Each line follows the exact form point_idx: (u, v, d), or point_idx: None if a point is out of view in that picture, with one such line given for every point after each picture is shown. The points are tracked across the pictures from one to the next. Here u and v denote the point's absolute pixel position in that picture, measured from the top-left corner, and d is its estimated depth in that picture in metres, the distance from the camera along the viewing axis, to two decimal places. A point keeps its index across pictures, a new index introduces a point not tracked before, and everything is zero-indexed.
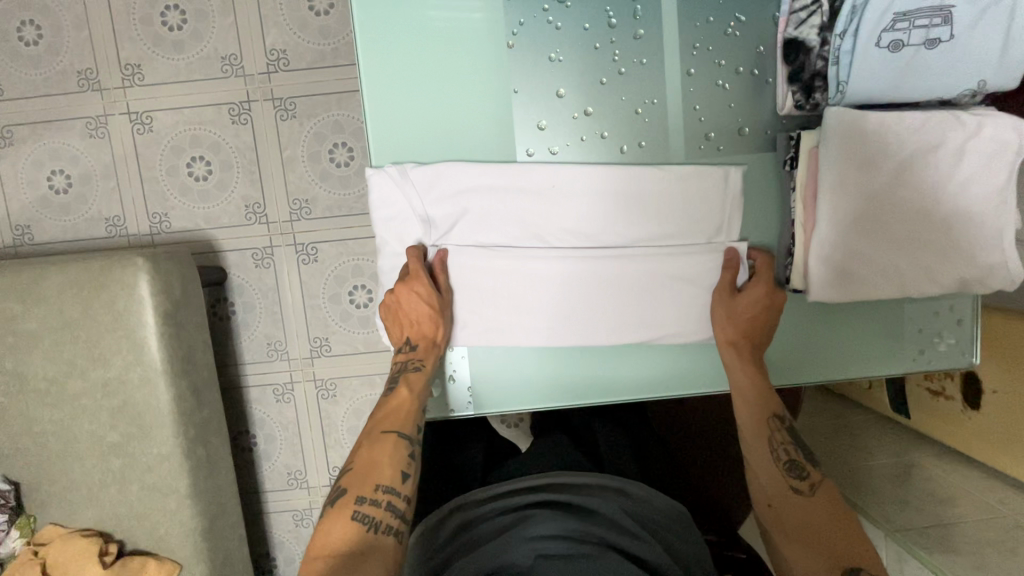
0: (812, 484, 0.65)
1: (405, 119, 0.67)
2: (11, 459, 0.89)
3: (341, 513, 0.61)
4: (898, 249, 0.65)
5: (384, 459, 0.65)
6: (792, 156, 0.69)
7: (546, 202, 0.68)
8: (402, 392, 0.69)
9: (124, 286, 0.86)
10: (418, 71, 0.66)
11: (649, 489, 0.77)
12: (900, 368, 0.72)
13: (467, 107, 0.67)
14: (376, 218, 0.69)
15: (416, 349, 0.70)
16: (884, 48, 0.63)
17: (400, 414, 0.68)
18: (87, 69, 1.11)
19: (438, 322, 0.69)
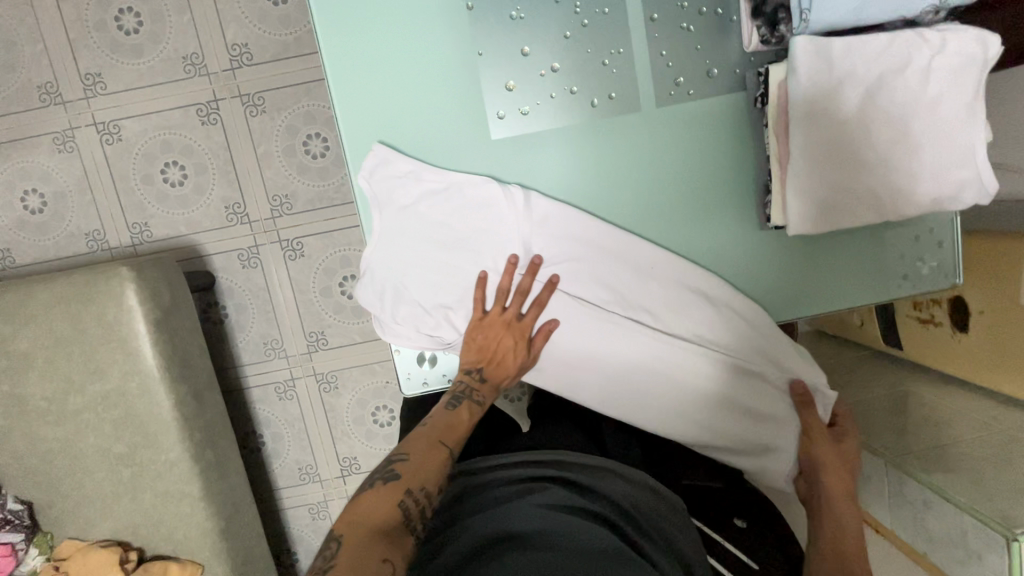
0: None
1: (362, 90, 0.63)
2: (20, 480, 0.89)
3: (387, 495, 0.57)
4: (876, 177, 0.60)
5: (434, 467, 0.61)
6: (762, 93, 0.63)
7: (573, 227, 0.66)
8: (462, 416, 0.67)
9: (112, 296, 0.86)
10: (370, 38, 0.62)
11: (652, 479, 0.71)
12: (886, 298, 0.69)
13: (423, 73, 0.63)
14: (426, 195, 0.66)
15: (483, 383, 0.69)
16: None
17: (454, 434, 0.65)
18: (47, 83, 1.09)
19: (515, 370, 0.70)
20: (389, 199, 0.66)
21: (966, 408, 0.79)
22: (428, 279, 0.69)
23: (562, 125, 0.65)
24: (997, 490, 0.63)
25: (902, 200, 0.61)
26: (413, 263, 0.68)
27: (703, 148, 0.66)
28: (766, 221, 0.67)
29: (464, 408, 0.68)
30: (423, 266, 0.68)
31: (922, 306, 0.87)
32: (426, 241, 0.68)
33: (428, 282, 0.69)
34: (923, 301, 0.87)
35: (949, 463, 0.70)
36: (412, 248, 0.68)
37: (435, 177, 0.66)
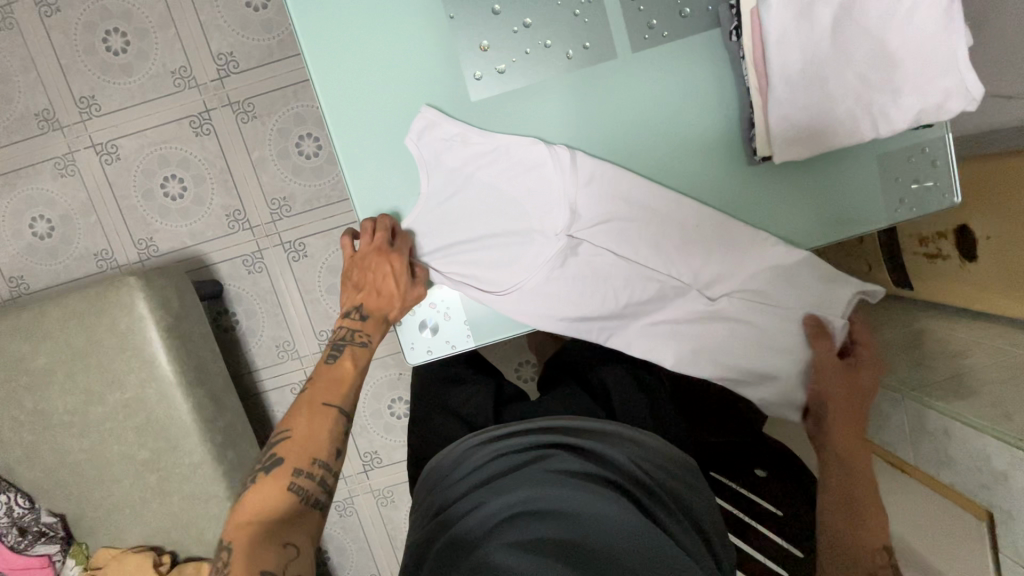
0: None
1: (342, 61, 0.64)
2: (52, 493, 0.91)
3: (299, 445, 0.57)
4: (853, 96, 0.59)
5: (324, 433, 0.58)
6: (737, 26, 0.62)
7: (566, 177, 0.66)
8: (345, 364, 0.64)
9: (123, 306, 0.88)
10: (344, 10, 0.63)
11: (662, 441, 0.71)
12: (886, 221, 0.68)
13: (401, 41, 0.64)
14: (437, 155, 0.66)
15: (366, 321, 0.67)
16: None
17: (340, 386, 0.62)
18: (44, 110, 1.11)
19: (399, 302, 0.67)
20: (437, 160, 0.66)
21: (981, 337, 0.77)
22: (468, 240, 0.69)
23: (541, 79, 0.65)
24: (1018, 409, 0.63)
25: (886, 116, 0.59)
26: (454, 228, 0.69)
27: (685, 89, 0.65)
28: (752, 154, 0.66)
29: (347, 355, 0.65)
30: (474, 227, 0.69)
31: (928, 241, 0.85)
32: (475, 205, 0.68)
33: (472, 242, 0.69)
34: (929, 236, 0.85)
35: (966, 391, 0.69)
36: (425, 208, 0.68)
37: (445, 140, 0.66)
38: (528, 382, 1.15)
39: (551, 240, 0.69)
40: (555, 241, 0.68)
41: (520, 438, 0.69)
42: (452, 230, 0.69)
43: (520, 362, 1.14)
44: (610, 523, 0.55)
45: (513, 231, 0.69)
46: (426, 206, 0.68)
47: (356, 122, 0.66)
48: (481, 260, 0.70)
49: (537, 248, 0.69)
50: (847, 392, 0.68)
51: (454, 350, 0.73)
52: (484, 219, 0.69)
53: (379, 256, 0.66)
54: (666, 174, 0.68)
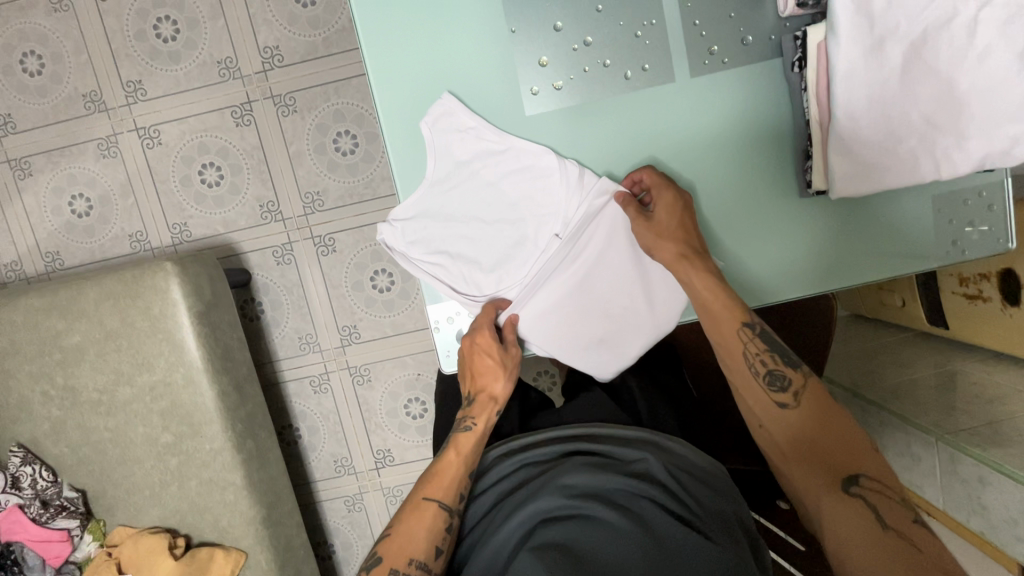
0: (794, 394, 0.60)
1: (400, 69, 0.65)
2: (76, 468, 0.93)
3: (401, 552, 0.61)
4: (918, 136, 0.59)
5: (422, 531, 0.62)
6: (800, 57, 0.61)
7: (581, 188, 0.66)
8: (450, 454, 0.68)
9: (157, 290, 0.89)
10: (407, 16, 0.63)
11: (692, 448, 0.69)
12: (933, 262, 0.67)
13: (460, 52, 0.64)
14: (444, 148, 0.66)
15: (474, 403, 0.70)
16: None
17: (440, 483, 0.65)
18: (91, 91, 1.14)
19: (501, 378, 0.69)
20: (448, 150, 0.66)
21: (1018, 383, 0.76)
22: (462, 237, 0.68)
23: (596, 99, 0.65)
24: None
25: (950, 158, 0.58)
26: (448, 219, 0.68)
27: (741, 113, 0.65)
28: (806, 186, 0.65)
29: (453, 443, 0.69)
30: (469, 224, 0.68)
31: (969, 282, 0.83)
32: (475, 201, 0.68)
33: (463, 234, 0.68)
34: (970, 276, 0.83)
35: (1004, 439, 0.68)
36: (424, 200, 0.68)
37: (455, 134, 0.65)
38: (547, 392, 1.15)
39: (548, 252, 0.68)
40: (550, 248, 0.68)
41: (545, 446, 0.70)
42: (444, 219, 0.68)
43: (539, 371, 1.14)
44: (629, 538, 0.55)
45: (508, 235, 0.68)
46: (429, 192, 0.68)
47: (407, 127, 0.66)
48: (471, 257, 0.69)
49: (535, 253, 0.69)
50: (680, 235, 0.64)
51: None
52: (481, 218, 0.68)
53: (473, 349, 0.69)
54: (716, 198, 0.67)
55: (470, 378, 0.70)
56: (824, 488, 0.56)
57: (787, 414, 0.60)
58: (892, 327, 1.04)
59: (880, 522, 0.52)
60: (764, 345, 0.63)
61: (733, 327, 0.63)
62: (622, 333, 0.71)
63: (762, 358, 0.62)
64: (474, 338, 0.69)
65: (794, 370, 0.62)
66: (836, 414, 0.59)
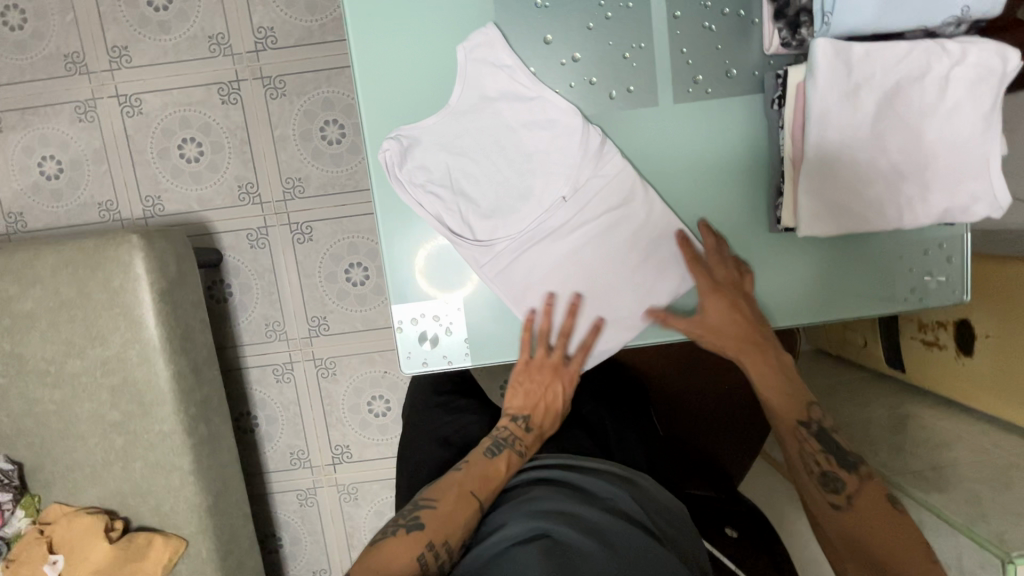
0: (849, 498, 0.64)
1: (387, 69, 0.64)
2: (14, 440, 0.89)
3: (436, 523, 0.61)
4: (885, 185, 0.60)
5: (460, 520, 0.63)
6: (780, 95, 0.62)
7: (591, 161, 0.64)
8: (500, 463, 0.70)
9: (120, 263, 0.86)
10: (399, 17, 0.63)
11: (660, 488, 0.71)
12: (894, 307, 0.68)
13: (449, 56, 0.64)
14: (474, 81, 0.63)
15: (527, 433, 0.73)
16: None
17: (489, 483, 0.67)
18: (73, 53, 1.11)
19: (553, 421, 0.75)
20: (476, 80, 0.63)
21: (965, 433, 0.79)
22: (469, 176, 0.65)
23: None
24: (992, 512, 0.64)
25: (912, 211, 0.60)
26: (455, 154, 0.64)
27: (721, 142, 0.66)
28: (776, 222, 0.66)
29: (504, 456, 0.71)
30: (474, 167, 0.64)
31: (928, 328, 0.85)
32: (488, 143, 0.64)
33: (464, 176, 0.64)
34: (929, 322, 0.86)
35: (945, 484, 0.70)
36: (433, 130, 0.64)
37: (488, 70, 0.63)
38: None
39: (551, 211, 0.65)
40: (551, 209, 0.65)
41: (514, 479, 0.71)
42: (447, 156, 0.64)
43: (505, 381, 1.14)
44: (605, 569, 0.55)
45: (514, 186, 0.65)
46: (444, 123, 0.64)
47: (387, 125, 0.65)
48: (473, 199, 0.65)
49: (537, 214, 0.65)
50: (740, 325, 0.66)
51: (448, 366, 0.70)
52: (491, 162, 0.64)
53: (553, 372, 0.71)
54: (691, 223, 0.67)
55: (537, 400, 0.73)
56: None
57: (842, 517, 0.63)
58: (851, 365, 1.06)
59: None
60: (819, 447, 0.66)
61: (788, 425, 0.68)
62: (607, 307, 0.68)
63: (819, 458, 0.66)
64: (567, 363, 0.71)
65: (851, 472, 0.65)
66: (886, 517, 0.62)
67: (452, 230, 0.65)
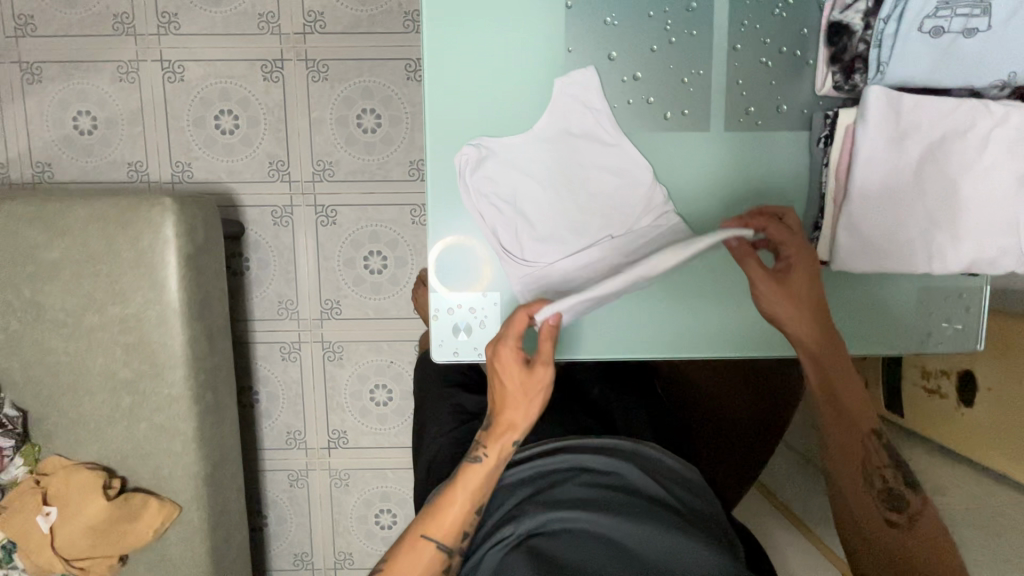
0: (909, 518, 0.70)
1: (452, 62, 0.65)
2: (21, 388, 0.89)
3: None
4: (919, 230, 0.63)
5: (420, 565, 0.66)
6: (827, 134, 0.66)
7: (648, 207, 0.68)
8: (456, 491, 0.68)
9: (151, 224, 0.87)
10: (472, 15, 0.65)
11: (665, 455, 0.80)
12: (907, 349, 0.71)
13: (514, 58, 0.66)
14: (563, 114, 0.66)
15: (490, 432, 0.68)
16: (925, 34, 0.60)
17: (440, 521, 0.67)
18: (123, 14, 1.12)
19: (523, 407, 0.66)
20: (564, 115, 0.66)
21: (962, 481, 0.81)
22: (534, 199, 0.67)
23: (631, 130, 0.67)
24: None
25: (942, 258, 0.62)
26: (526, 175, 0.67)
27: (763, 174, 0.68)
28: (809, 255, 0.69)
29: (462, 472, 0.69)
30: (542, 193, 0.67)
31: (930, 376, 0.88)
32: (561, 174, 0.67)
33: (532, 199, 0.67)
34: (932, 371, 0.88)
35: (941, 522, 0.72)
36: (513, 149, 0.66)
37: (576, 106, 0.66)
38: None
39: (602, 249, 0.68)
40: (603, 246, 0.68)
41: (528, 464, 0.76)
42: (521, 177, 0.67)
43: None
44: (625, 545, 0.64)
45: (574, 220, 0.67)
46: (523, 147, 0.66)
47: (444, 118, 0.66)
48: (531, 221, 0.67)
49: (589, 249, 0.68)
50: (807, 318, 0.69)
51: (477, 358, 0.71)
52: (558, 192, 0.67)
53: (503, 368, 0.65)
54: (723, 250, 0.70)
55: (495, 398, 0.68)
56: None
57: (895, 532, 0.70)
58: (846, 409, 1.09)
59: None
60: (886, 461, 0.74)
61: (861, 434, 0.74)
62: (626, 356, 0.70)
63: (883, 474, 0.73)
64: (528, 374, 0.65)
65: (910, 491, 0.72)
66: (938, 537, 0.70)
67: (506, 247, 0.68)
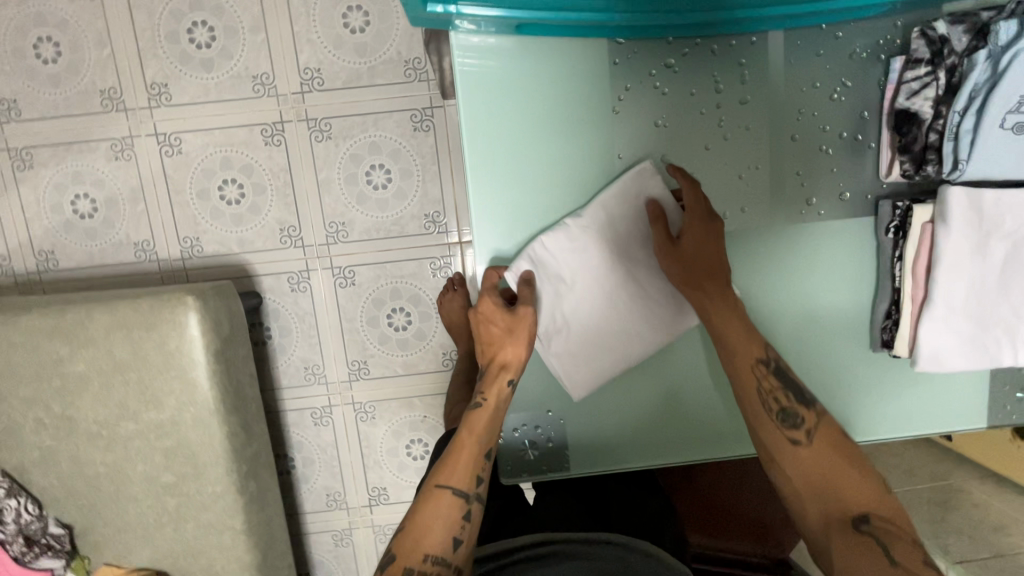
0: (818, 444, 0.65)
1: (513, 174, 0.68)
2: (64, 502, 0.88)
3: (411, 545, 0.63)
4: (1002, 320, 0.68)
5: (438, 517, 0.64)
6: (896, 225, 0.69)
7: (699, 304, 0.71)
8: (465, 436, 0.69)
9: (174, 324, 0.84)
10: (532, 125, 0.67)
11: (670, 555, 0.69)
12: (989, 426, 0.75)
13: (574, 166, 0.68)
14: (619, 217, 0.69)
15: (484, 379, 0.70)
16: (1008, 130, 0.63)
17: (454, 467, 0.67)
18: (109, 89, 1.06)
19: (513, 347, 0.69)
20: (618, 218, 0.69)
21: None
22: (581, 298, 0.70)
23: None
24: None
25: None
26: (587, 279, 0.70)
27: (817, 264, 0.72)
28: (881, 343, 0.72)
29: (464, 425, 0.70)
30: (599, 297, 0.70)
31: None
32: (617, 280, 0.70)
33: (590, 303, 0.71)
34: None
35: None
36: (571, 258, 0.69)
37: (629, 206, 0.69)
38: None
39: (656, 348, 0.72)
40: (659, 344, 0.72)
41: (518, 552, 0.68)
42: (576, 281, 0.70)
43: None
44: None
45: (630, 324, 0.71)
46: (577, 266, 0.69)
47: (515, 231, 0.70)
48: (594, 325, 0.71)
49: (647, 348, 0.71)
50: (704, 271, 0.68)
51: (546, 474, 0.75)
52: (615, 297, 0.71)
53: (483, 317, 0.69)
54: (785, 347, 0.73)
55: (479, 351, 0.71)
56: (835, 525, 0.61)
57: (800, 451, 0.65)
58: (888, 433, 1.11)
59: (891, 562, 0.56)
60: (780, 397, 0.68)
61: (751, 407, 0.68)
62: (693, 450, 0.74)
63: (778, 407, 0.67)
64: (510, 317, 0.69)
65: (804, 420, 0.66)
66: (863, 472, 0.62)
67: (563, 367, 0.71)
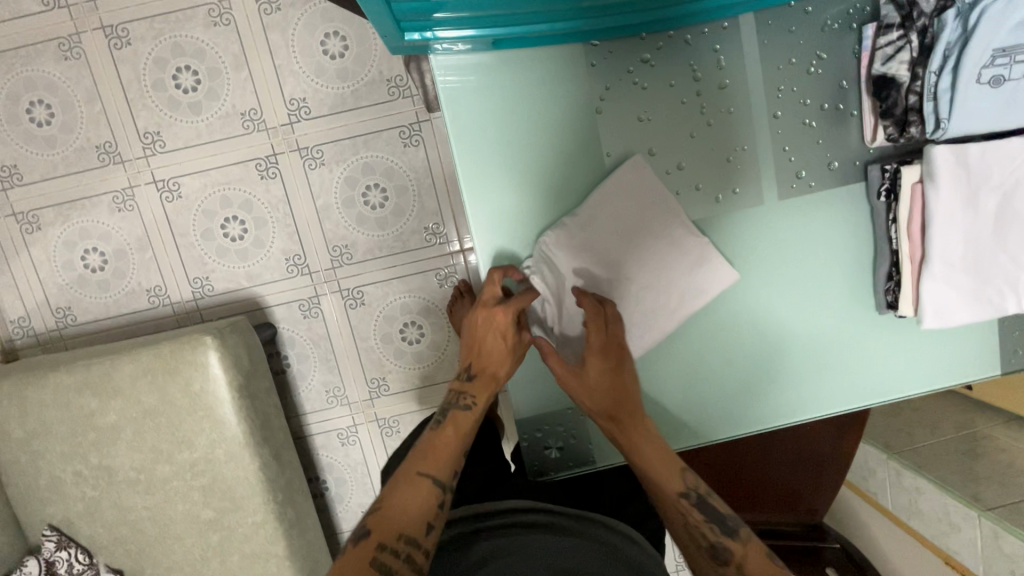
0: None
1: (507, 182, 0.69)
2: (112, 548, 0.91)
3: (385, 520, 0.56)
4: (1002, 271, 0.68)
5: (416, 500, 0.59)
6: (886, 188, 0.70)
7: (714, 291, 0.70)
8: (449, 432, 0.66)
9: (197, 365, 0.86)
10: (520, 133, 0.68)
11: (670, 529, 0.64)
12: (1002, 370, 0.76)
13: (566, 167, 0.69)
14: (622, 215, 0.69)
15: (474, 381, 0.69)
16: (985, 85, 0.63)
17: (436, 457, 0.63)
18: (105, 143, 1.09)
19: (508, 361, 0.69)
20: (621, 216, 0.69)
21: None
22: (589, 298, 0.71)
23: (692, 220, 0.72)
24: None
25: None
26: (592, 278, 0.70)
27: (814, 234, 0.73)
28: (888, 305, 0.73)
29: (450, 420, 0.67)
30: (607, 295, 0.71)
31: None
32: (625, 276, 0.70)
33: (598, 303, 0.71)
34: None
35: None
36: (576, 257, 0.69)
37: (630, 202, 0.69)
38: None
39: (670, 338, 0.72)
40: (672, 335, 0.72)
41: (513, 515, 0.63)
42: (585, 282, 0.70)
43: None
44: None
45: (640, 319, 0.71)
46: (582, 265, 0.70)
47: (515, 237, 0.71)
48: None
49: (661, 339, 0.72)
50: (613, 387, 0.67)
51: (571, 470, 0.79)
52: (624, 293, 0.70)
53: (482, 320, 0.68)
54: (793, 318, 0.74)
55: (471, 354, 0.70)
56: None
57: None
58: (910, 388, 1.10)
59: None
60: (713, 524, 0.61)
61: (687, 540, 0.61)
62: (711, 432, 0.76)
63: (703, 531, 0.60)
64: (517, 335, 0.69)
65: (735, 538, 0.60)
66: None
67: None
